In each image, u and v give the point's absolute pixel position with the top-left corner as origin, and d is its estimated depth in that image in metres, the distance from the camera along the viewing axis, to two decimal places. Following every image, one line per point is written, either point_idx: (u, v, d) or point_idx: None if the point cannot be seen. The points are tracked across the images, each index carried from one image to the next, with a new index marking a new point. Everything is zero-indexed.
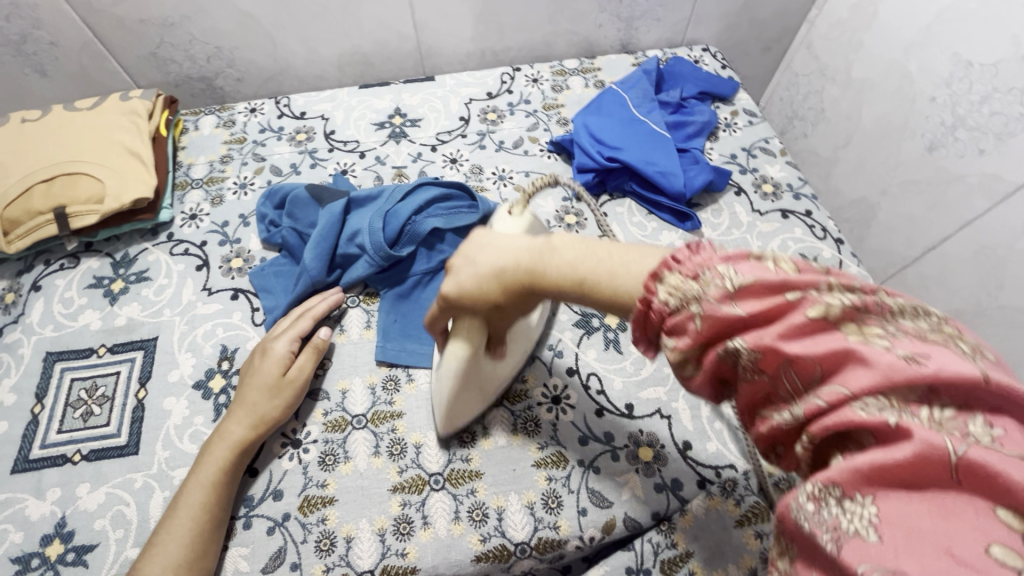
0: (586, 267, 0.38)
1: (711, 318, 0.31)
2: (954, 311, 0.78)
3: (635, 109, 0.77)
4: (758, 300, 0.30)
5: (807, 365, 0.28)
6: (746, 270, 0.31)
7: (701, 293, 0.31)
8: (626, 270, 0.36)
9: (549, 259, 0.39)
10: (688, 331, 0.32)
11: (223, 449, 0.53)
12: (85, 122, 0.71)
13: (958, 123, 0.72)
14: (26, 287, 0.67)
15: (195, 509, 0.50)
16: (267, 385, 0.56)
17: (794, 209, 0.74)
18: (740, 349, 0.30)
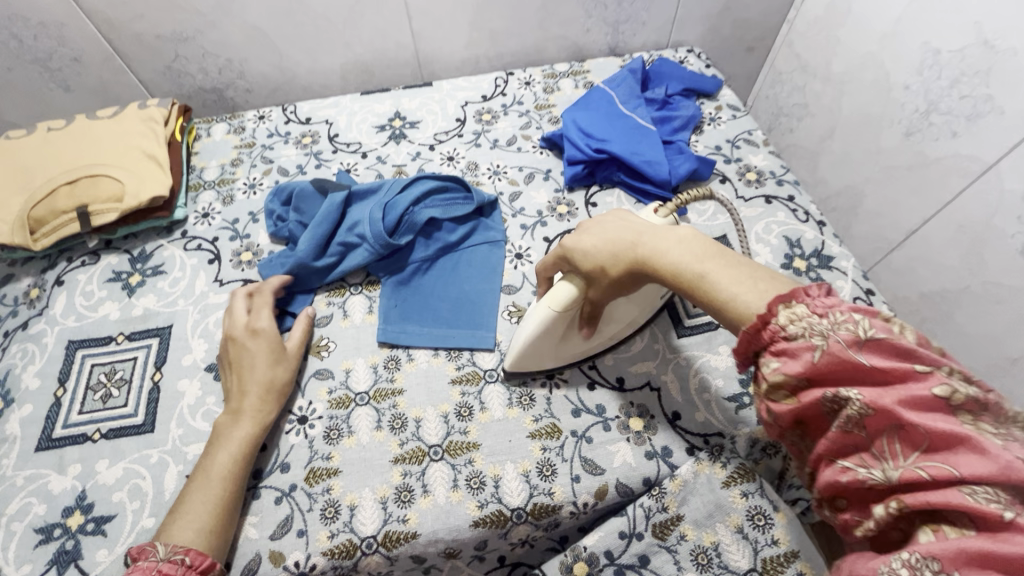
0: (698, 266, 0.43)
1: (831, 359, 0.33)
2: (940, 291, 0.80)
3: (621, 105, 0.81)
4: (884, 365, 0.32)
5: (921, 435, 0.30)
6: (879, 329, 0.32)
7: (830, 332, 0.33)
8: (750, 286, 0.40)
9: (666, 245, 0.46)
10: (794, 360, 0.34)
11: (245, 423, 0.56)
12: (106, 129, 0.76)
13: (931, 108, 0.75)
14: (50, 282, 0.71)
15: (223, 477, 0.52)
16: (269, 356, 0.59)
17: (777, 195, 0.77)
18: (852, 402, 0.32)
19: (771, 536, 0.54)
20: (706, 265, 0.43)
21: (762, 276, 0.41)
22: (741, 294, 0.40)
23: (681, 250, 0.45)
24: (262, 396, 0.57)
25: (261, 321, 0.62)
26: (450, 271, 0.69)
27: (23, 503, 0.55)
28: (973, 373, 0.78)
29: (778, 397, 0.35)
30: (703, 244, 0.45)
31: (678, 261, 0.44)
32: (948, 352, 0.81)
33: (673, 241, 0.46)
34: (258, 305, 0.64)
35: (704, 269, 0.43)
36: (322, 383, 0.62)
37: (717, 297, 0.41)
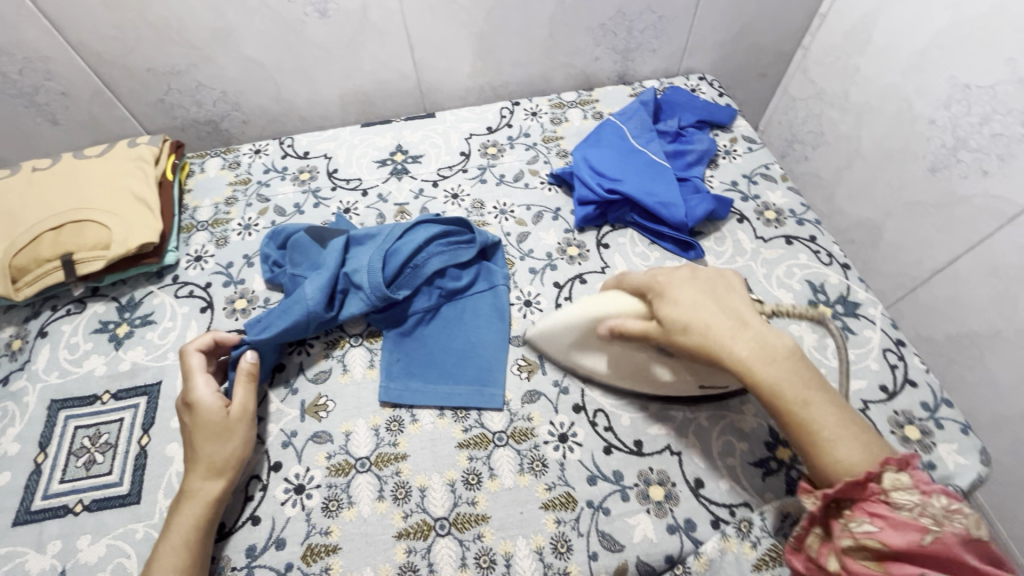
0: (805, 392, 0.45)
1: (940, 543, 0.39)
2: (969, 334, 0.76)
3: (633, 139, 0.78)
4: (973, 551, 0.39)
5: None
6: (942, 518, 0.40)
7: (938, 519, 0.40)
8: (831, 433, 0.44)
9: (748, 349, 0.47)
10: (885, 524, 0.40)
11: (194, 508, 0.51)
12: (93, 170, 0.72)
13: (959, 145, 0.72)
14: (33, 333, 0.67)
15: (175, 572, 0.48)
16: (210, 428, 0.54)
17: (798, 235, 0.73)
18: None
19: None
20: (807, 390, 0.45)
21: (858, 425, 0.45)
22: (840, 440, 0.44)
23: (775, 361, 0.46)
24: (207, 474, 0.52)
25: (197, 390, 0.56)
26: (453, 320, 0.66)
27: None
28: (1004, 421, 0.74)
29: (858, 552, 0.41)
30: (798, 359, 0.47)
31: (778, 376, 0.46)
32: (978, 398, 0.77)
33: (762, 351, 0.47)
34: (189, 371, 0.57)
35: (805, 395, 0.45)
36: (320, 447, 0.58)
37: (820, 434, 0.44)
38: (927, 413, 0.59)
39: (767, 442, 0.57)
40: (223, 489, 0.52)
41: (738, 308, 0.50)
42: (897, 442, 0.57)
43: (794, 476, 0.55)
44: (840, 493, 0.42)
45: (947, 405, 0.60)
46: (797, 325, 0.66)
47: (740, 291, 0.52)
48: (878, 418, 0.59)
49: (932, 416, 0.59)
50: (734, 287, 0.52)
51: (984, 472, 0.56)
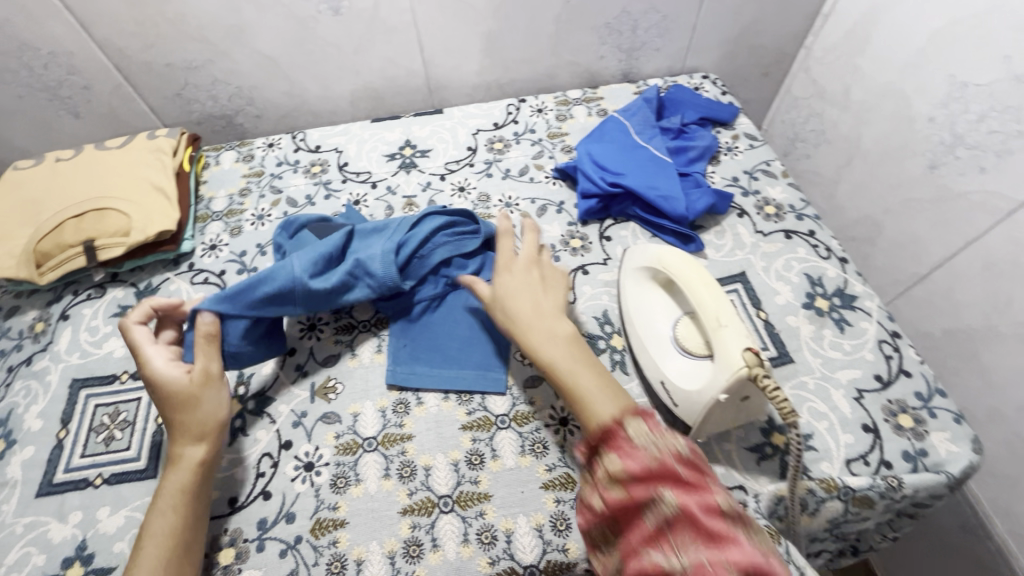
0: (570, 364, 0.51)
1: (663, 465, 0.40)
2: (966, 329, 0.77)
3: (636, 135, 0.80)
4: (693, 472, 0.41)
5: (708, 530, 0.37)
6: (671, 448, 0.42)
7: (662, 446, 0.42)
8: (592, 399, 0.48)
9: (542, 336, 0.53)
10: (626, 457, 0.42)
11: (181, 474, 0.52)
12: (114, 160, 0.75)
13: (957, 142, 0.73)
14: (55, 316, 0.70)
15: (167, 535, 0.49)
16: (186, 398, 0.54)
17: (797, 229, 0.75)
18: (670, 503, 0.39)
19: None
20: (576, 364, 0.51)
21: (616, 389, 0.49)
22: (596, 396, 0.48)
23: (556, 343, 0.52)
24: (188, 442, 0.53)
25: (152, 363, 0.56)
26: (458, 307, 0.67)
27: (22, 552, 0.54)
28: (1000, 415, 0.75)
29: (610, 488, 0.42)
30: (575, 342, 0.53)
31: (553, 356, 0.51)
32: (975, 393, 0.78)
33: (535, 313, 0.54)
34: (137, 346, 0.56)
35: (575, 368, 0.50)
36: (329, 427, 0.60)
37: (577, 391, 0.49)
38: (920, 402, 0.60)
39: (762, 428, 0.59)
40: (207, 454, 0.53)
41: (549, 308, 0.55)
42: (891, 429, 0.59)
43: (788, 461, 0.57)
44: (593, 439, 0.44)
45: (941, 395, 0.61)
46: (795, 316, 0.67)
47: (556, 291, 0.58)
48: (873, 406, 0.60)
49: (926, 405, 0.60)
50: (553, 285, 0.58)
51: (975, 460, 0.57)
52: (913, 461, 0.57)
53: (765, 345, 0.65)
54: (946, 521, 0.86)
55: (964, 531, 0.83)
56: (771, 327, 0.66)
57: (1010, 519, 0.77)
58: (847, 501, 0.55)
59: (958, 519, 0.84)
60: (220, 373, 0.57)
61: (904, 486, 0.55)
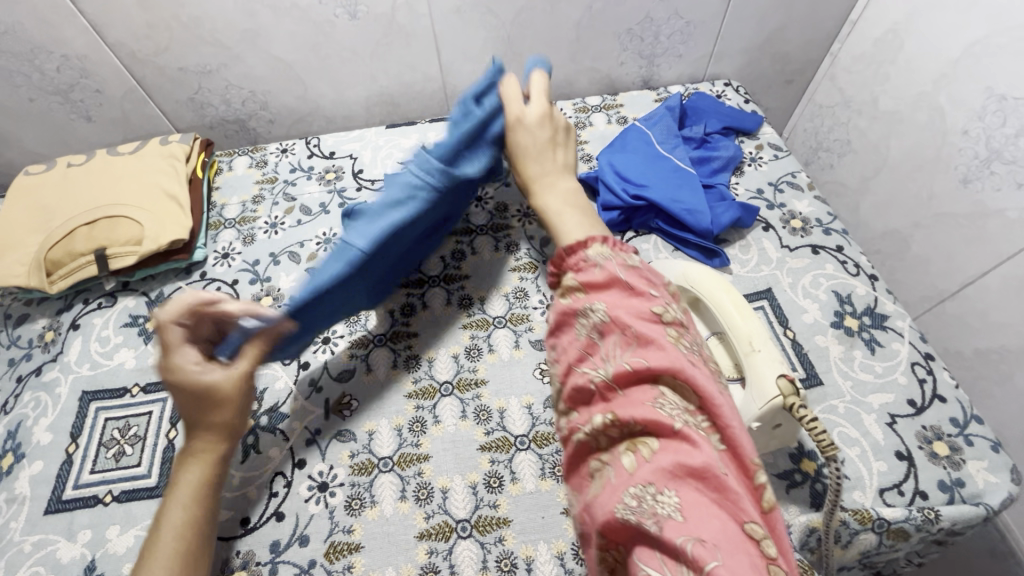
0: (559, 207, 0.57)
1: (606, 310, 0.41)
2: (998, 349, 0.75)
3: (658, 145, 0.78)
4: (640, 310, 0.41)
5: (640, 360, 0.38)
6: (634, 284, 0.43)
7: (623, 273, 0.44)
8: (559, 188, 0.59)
9: (543, 188, 0.59)
10: (594, 296, 0.43)
11: (199, 468, 0.49)
12: (126, 166, 0.73)
13: (993, 157, 0.71)
14: (66, 325, 0.69)
15: (177, 528, 0.46)
16: (214, 394, 0.49)
17: (824, 245, 0.73)
18: (605, 324, 0.41)
19: None
20: (564, 208, 0.56)
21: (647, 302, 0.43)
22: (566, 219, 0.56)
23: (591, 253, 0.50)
24: (211, 436, 0.50)
25: (179, 361, 0.48)
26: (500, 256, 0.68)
27: (29, 572, 0.52)
28: None
29: (563, 324, 0.44)
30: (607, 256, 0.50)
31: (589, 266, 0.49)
32: (1007, 415, 0.75)
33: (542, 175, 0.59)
34: (166, 346, 0.48)
35: (562, 208, 0.56)
36: (343, 445, 0.59)
37: (550, 217, 0.57)
38: (956, 429, 0.58)
39: (792, 454, 0.57)
40: (210, 475, 0.50)
41: (556, 160, 0.60)
42: (925, 458, 0.56)
43: (819, 489, 0.55)
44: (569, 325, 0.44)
45: (978, 422, 0.59)
46: (823, 336, 0.65)
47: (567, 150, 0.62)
48: (907, 433, 0.58)
49: (962, 432, 0.58)
50: (563, 143, 0.61)
51: (1015, 492, 0.55)
52: (950, 492, 0.54)
53: (793, 366, 0.63)
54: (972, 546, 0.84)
55: (991, 556, 0.81)
56: (798, 348, 0.64)
57: None
58: (881, 534, 0.53)
59: (985, 544, 0.81)
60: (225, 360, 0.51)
61: (942, 519, 0.53)
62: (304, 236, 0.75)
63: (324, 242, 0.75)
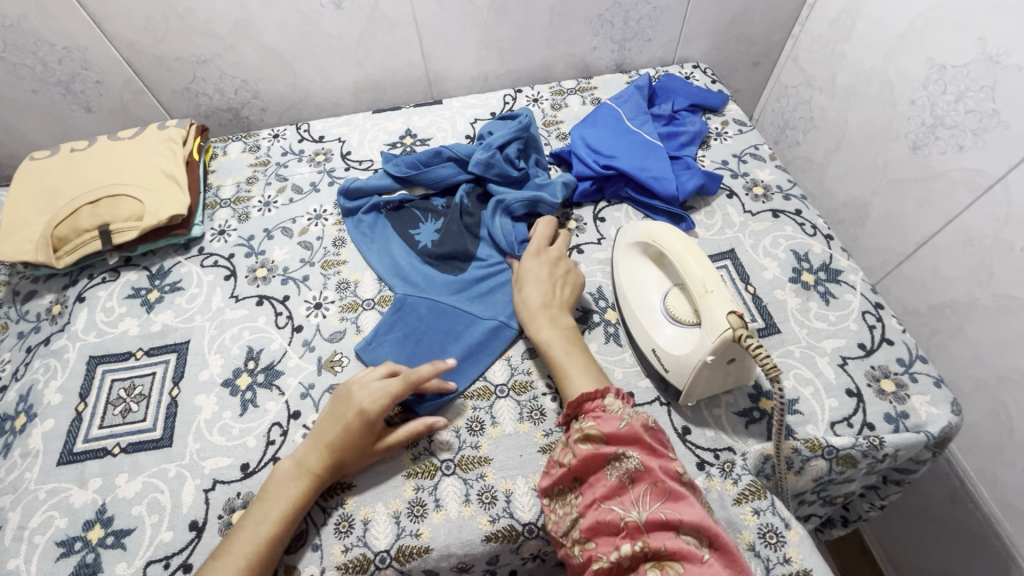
0: (563, 354, 0.60)
1: (633, 432, 0.50)
2: (951, 304, 0.80)
3: (628, 121, 0.83)
4: (658, 447, 0.50)
5: (667, 490, 0.47)
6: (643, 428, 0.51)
7: (635, 416, 0.52)
8: (560, 335, 0.61)
9: (542, 322, 0.62)
10: (601, 418, 0.52)
11: (303, 491, 0.54)
12: (127, 150, 0.78)
13: (937, 123, 0.76)
14: (72, 299, 0.73)
15: (265, 542, 0.51)
16: (351, 430, 0.55)
17: (784, 209, 0.78)
18: (634, 460, 0.49)
19: (784, 554, 0.51)
20: (567, 351, 0.60)
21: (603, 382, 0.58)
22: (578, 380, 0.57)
23: (550, 325, 0.62)
24: (342, 436, 0.55)
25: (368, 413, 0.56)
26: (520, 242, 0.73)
27: (44, 516, 0.56)
28: (985, 386, 0.77)
29: (584, 445, 0.51)
30: (571, 329, 0.62)
31: (548, 336, 0.61)
32: (959, 366, 0.80)
33: (547, 320, 0.62)
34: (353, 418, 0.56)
35: (568, 354, 0.60)
36: None
37: (564, 380, 0.58)
38: (902, 368, 0.63)
39: (751, 394, 0.61)
40: (305, 492, 0.54)
41: (552, 289, 0.65)
42: (874, 394, 0.61)
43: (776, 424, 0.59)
44: (571, 409, 0.55)
45: (922, 361, 0.64)
46: (782, 290, 0.70)
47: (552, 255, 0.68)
48: (857, 372, 0.63)
49: (907, 370, 0.63)
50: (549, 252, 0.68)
51: (954, 421, 0.59)
52: (895, 422, 0.59)
53: (753, 317, 0.68)
54: (935, 494, 0.88)
55: (953, 502, 0.85)
56: (759, 301, 0.69)
57: (995, 488, 0.79)
58: (831, 460, 0.58)
59: (947, 491, 0.86)
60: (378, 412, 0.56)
61: (886, 445, 0.58)
62: (296, 213, 0.80)
63: (314, 217, 0.79)
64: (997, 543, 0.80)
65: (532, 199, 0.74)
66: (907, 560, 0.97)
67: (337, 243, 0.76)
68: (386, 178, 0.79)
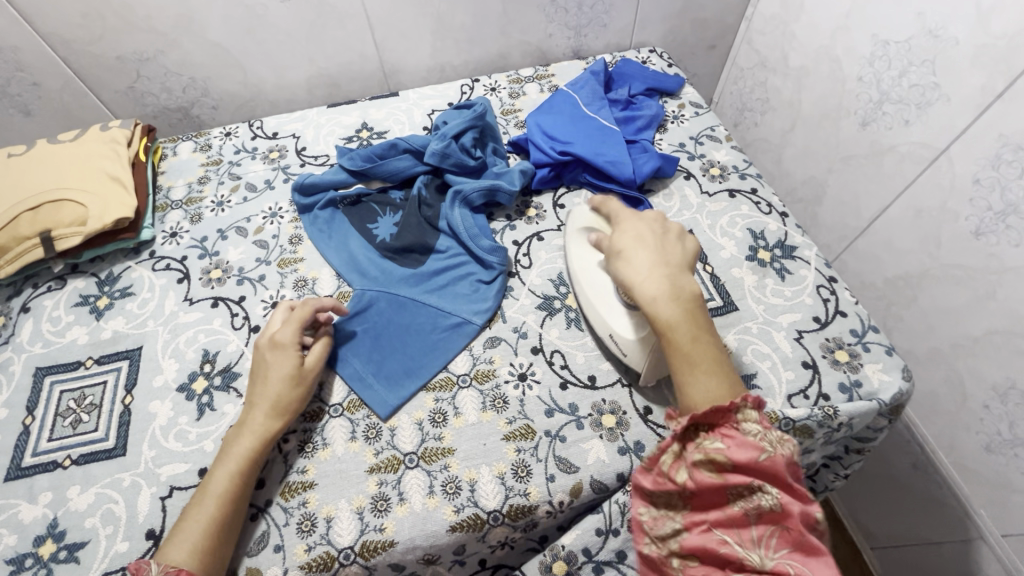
0: (691, 331, 0.50)
1: (772, 464, 0.44)
2: (903, 275, 0.82)
3: (585, 106, 0.83)
4: (799, 485, 0.44)
5: (802, 539, 0.41)
6: (783, 455, 0.44)
7: (776, 446, 0.45)
8: (689, 316, 0.51)
9: (660, 295, 0.51)
10: (732, 443, 0.45)
11: (248, 440, 0.55)
12: (68, 153, 0.75)
13: (884, 98, 0.78)
14: (16, 309, 0.70)
15: (220, 497, 0.51)
16: (277, 373, 0.58)
17: (740, 188, 0.79)
18: (769, 497, 0.43)
19: None
20: (695, 331, 0.50)
21: (735, 376, 0.49)
22: (719, 374, 0.49)
23: (673, 302, 0.51)
24: (285, 383, 0.57)
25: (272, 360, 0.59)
26: (485, 231, 0.73)
27: None
28: (939, 354, 0.79)
29: (704, 465, 0.45)
30: (698, 304, 0.52)
31: (671, 315, 0.50)
32: (914, 335, 0.83)
33: (671, 292, 0.51)
34: (261, 361, 0.59)
35: (696, 336, 0.50)
36: None
37: (702, 368, 0.49)
38: (855, 338, 0.64)
39: None
40: (255, 449, 0.54)
41: (670, 259, 0.54)
42: (828, 365, 0.63)
43: None
44: (702, 414, 0.46)
45: (874, 331, 0.65)
46: (739, 268, 0.71)
47: (673, 226, 0.57)
48: (812, 345, 0.64)
49: (860, 341, 0.64)
50: (666, 223, 0.58)
51: (905, 387, 0.61)
52: (849, 392, 0.61)
53: (711, 296, 0.68)
54: (898, 461, 0.91)
55: (915, 467, 0.88)
56: (717, 279, 0.70)
57: (953, 451, 0.81)
58: (789, 432, 0.58)
59: (909, 458, 0.89)
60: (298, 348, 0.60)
61: (841, 414, 0.58)
62: (251, 211, 0.78)
63: (269, 215, 0.78)
64: (957, 505, 0.82)
65: (490, 187, 0.73)
66: (877, 526, 1.00)
67: (294, 241, 0.75)
68: (342, 173, 0.78)
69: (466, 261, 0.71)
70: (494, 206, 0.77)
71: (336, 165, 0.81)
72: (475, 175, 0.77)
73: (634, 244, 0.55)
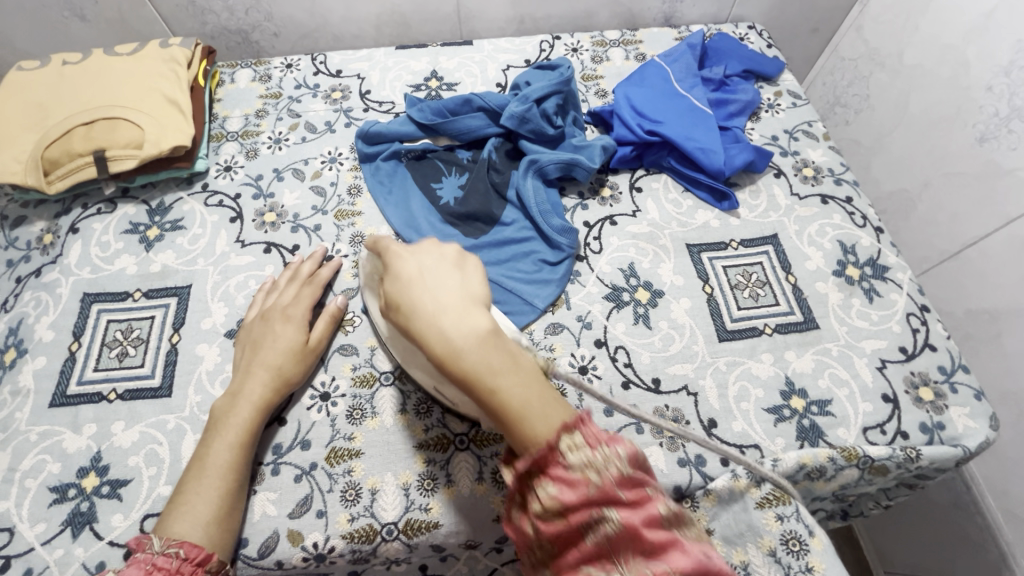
0: (493, 379, 0.39)
1: (601, 492, 0.36)
2: (990, 309, 0.76)
3: (677, 83, 0.76)
4: (635, 490, 0.36)
5: (649, 543, 0.35)
6: (608, 462, 0.36)
7: (603, 468, 0.36)
8: (490, 366, 0.40)
9: (442, 336, 0.41)
10: (561, 484, 0.36)
11: (245, 410, 0.53)
12: (127, 68, 0.71)
13: (1014, 115, 0.70)
14: (64, 229, 0.68)
15: (221, 467, 0.50)
16: (278, 344, 0.56)
17: (834, 195, 0.72)
18: (612, 522, 0.35)
19: (806, 563, 0.50)
20: (498, 371, 0.40)
21: (554, 396, 0.40)
22: (530, 409, 0.39)
23: (467, 345, 0.40)
24: (284, 355, 0.56)
25: (276, 335, 0.57)
26: (559, 206, 0.68)
27: (36, 460, 0.54)
28: (1011, 396, 0.74)
29: (546, 517, 0.37)
30: (494, 338, 0.41)
31: (473, 361, 0.40)
32: (987, 373, 0.77)
33: (454, 331, 0.41)
34: (264, 333, 0.57)
35: (497, 384, 0.39)
36: (346, 359, 0.60)
37: (512, 409, 0.39)
38: (943, 376, 0.60)
39: (782, 390, 0.59)
40: (253, 421, 0.52)
41: (450, 296, 0.43)
42: (910, 401, 0.58)
43: (806, 424, 0.57)
44: (527, 462, 0.38)
45: (964, 371, 0.60)
46: (824, 283, 0.66)
47: (455, 260, 0.47)
48: (895, 377, 0.60)
49: (947, 380, 0.60)
50: (461, 260, 0.47)
51: (991, 437, 0.57)
52: (929, 433, 0.57)
53: (791, 309, 0.64)
54: (936, 496, 0.87)
55: (955, 506, 0.84)
56: (799, 293, 0.65)
57: (1003, 497, 0.78)
58: (864, 469, 0.56)
59: (951, 495, 0.85)
60: (299, 323, 0.58)
61: (921, 457, 0.56)
62: (309, 153, 0.74)
63: (328, 160, 0.73)
64: (995, 551, 0.79)
65: (568, 161, 0.68)
66: (893, 553, 0.95)
67: (352, 191, 0.71)
68: (410, 125, 0.73)
69: (533, 237, 0.66)
70: (567, 181, 0.72)
71: (403, 115, 0.76)
72: (551, 145, 0.72)
73: (412, 288, 0.44)
